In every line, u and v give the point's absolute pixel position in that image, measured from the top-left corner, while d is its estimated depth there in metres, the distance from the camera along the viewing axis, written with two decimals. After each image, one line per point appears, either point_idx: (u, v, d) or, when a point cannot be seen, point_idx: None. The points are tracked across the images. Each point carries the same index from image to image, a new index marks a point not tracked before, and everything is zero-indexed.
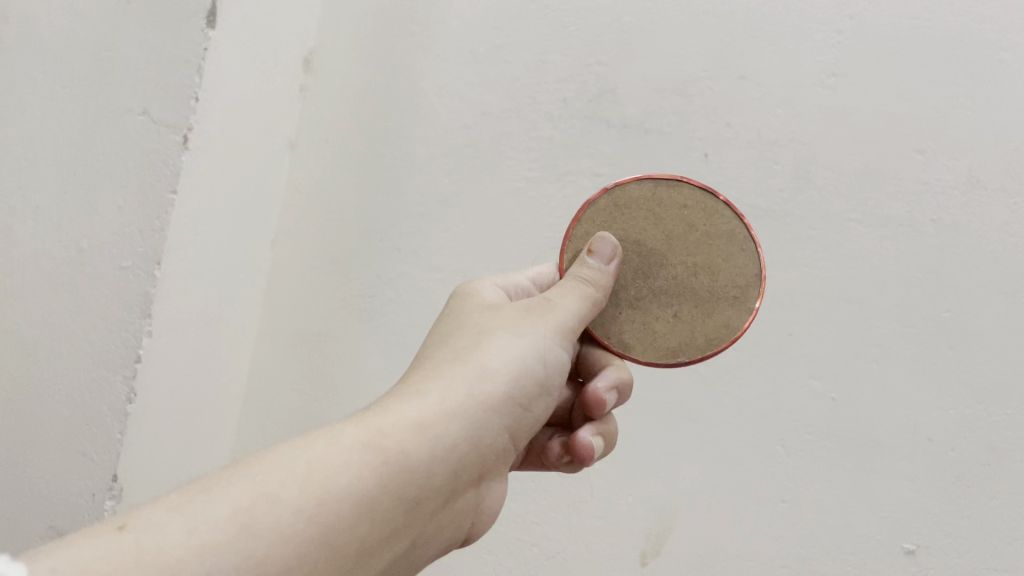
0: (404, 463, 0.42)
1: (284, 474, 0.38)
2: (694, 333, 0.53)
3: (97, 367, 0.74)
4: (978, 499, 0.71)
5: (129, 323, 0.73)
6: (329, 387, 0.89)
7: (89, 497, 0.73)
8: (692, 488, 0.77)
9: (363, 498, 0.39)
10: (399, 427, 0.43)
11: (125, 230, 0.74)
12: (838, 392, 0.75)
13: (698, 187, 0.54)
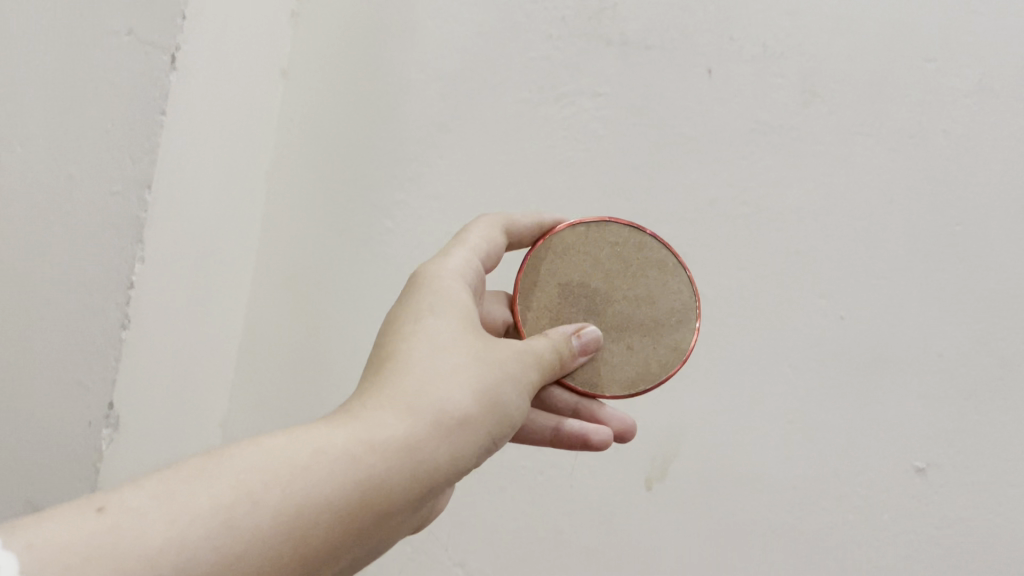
0: (402, 468, 0.40)
1: (271, 475, 0.36)
2: (649, 361, 0.55)
3: (91, 294, 0.74)
4: (991, 415, 0.69)
5: (122, 250, 0.73)
6: (325, 319, 0.88)
7: (85, 426, 0.74)
8: (697, 411, 0.75)
9: (347, 506, 0.38)
10: (398, 428, 0.40)
11: (113, 152, 0.73)
12: (847, 310, 0.73)
13: (624, 224, 0.57)
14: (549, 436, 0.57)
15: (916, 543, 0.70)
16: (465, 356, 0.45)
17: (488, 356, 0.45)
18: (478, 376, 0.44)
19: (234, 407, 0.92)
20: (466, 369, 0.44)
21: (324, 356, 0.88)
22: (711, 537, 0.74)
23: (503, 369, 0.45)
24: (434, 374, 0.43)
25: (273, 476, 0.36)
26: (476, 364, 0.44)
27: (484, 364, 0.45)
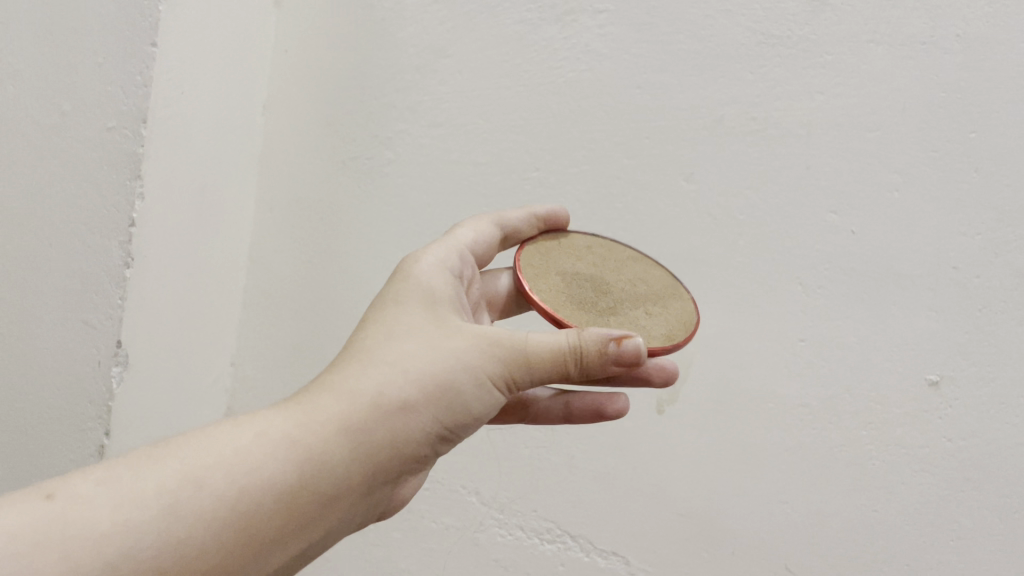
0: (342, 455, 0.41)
1: (218, 463, 0.38)
2: (671, 317, 0.54)
3: (91, 233, 0.74)
4: (1004, 325, 0.67)
5: (121, 185, 0.72)
6: (331, 249, 0.88)
7: (94, 365, 0.74)
8: (707, 335, 0.76)
9: (287, 490, 0.39)
10: (340, 414, 0.42)
11: (106, 87, 0.73)
12: (858, 226, 0.71)
13: (587, 235, 0.61)
14: (563, 410, 0.60)
15: (929, 453, 0.69)
16: (422, 342, 0.45)
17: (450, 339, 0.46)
18: (439, 358, 0.45)
19: (242, 345, 0.92)
20: (426, 354, 0.45)
21: (332, 288, 0.88)
22: (722, 456, 0.75)
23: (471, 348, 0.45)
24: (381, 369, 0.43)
25: (220, 461, 0.38)
26: (434, 346, 0.45)
27: (445, 346, 0.45)
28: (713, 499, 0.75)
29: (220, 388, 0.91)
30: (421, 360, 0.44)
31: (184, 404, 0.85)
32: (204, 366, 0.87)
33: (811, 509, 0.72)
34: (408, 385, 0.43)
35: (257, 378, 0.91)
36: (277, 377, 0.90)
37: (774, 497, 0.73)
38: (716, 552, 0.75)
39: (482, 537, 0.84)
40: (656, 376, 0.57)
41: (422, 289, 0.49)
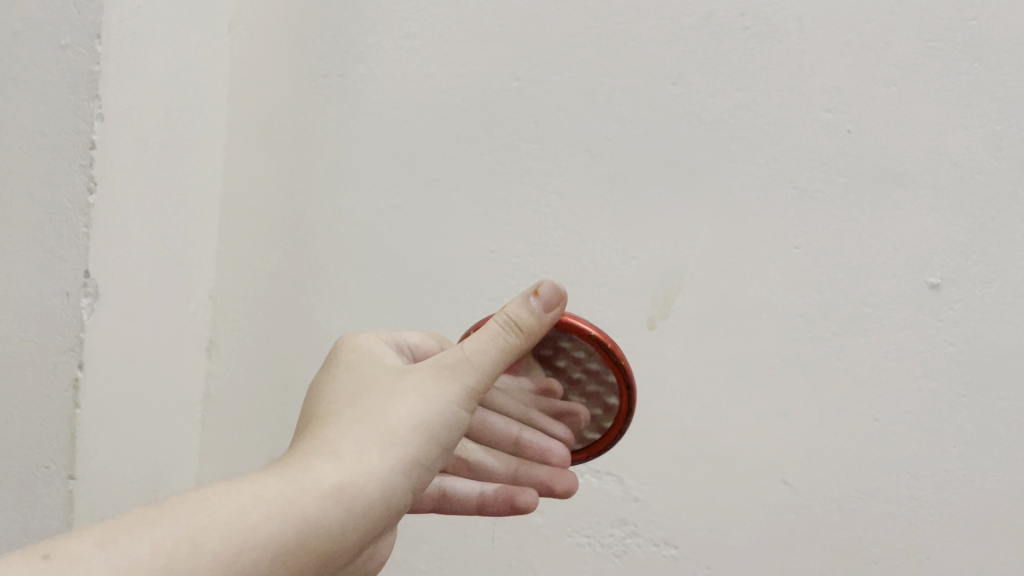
0: (326, 517, 0.39)
1: (211, 518, 0.37)
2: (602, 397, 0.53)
3: (52, 158, 0.71)
4: (1008, 223, 0.65)
5: (79, 106, 0.69)
6: (310, 175, 0.85)
7: (64, 296, 0.72)
8: (698, 247, 0.73)
9: (278, 553, 0.38)
10: (319, 479, 0.40)
11: (58, 3, 0.70)
12: (854, 124, 0.68)
13: None
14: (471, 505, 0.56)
15: (929, 357, 0.67)
16: (381, 403, 0.44)
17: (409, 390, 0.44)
18: (403, 407, 0.43)
19: (222, 277, 0.89)
20: (390, 406, 0.43)
21: (311, 213, 0.85)
22: (717, 371, 0.73)
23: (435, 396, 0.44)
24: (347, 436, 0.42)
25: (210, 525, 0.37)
26: (397, 397, 0.44)
27: (409, 394, 0.44)
28: (708, 415, 0.73)
29: (199, 321, 0.89)
30: (385, 412, 0.43)
31: (164, 338, 0.83)
32: (185, 299, 0.85)
33: (807, 419, 0.71)
34: (378, 438, 0.42)
35: (239, 309, 0.89)
36: (260, 307, 0.88)
37: (771, 410, 0.72)
38: (712, 468, 0.74)
39: None
40: (558, 484, 0.56)
41: (367, 358, 0.48)
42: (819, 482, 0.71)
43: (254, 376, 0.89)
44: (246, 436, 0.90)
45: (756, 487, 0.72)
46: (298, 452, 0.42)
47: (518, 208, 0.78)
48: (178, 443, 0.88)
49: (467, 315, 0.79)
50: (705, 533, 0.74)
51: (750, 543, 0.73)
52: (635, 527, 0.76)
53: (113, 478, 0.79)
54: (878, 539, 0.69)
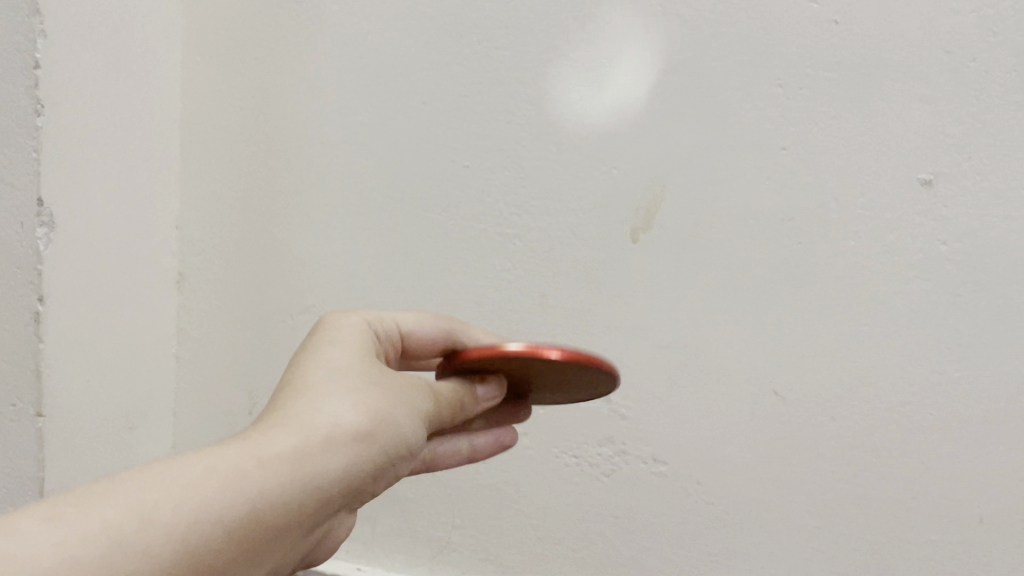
0: (300, 479, 0.39)
1: (186, 476, 0.36)
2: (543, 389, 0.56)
3: None
4: (1002, 113, 0.63)
5: (20, 24, 0.66)
6: (272, 94, 0.81)
7: (18, 226, 0.69)
8: (681, 155, 0.70)
9: (254, 512, 0.37)
10: (292, 444, 0.40)
11: None
12: (840, 15, 0.65)
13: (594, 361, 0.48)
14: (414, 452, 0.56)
15: (922, 258, 0.66)
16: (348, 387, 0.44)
17: (349, 393, 0.44)
18: (341, 402, 0.43)
19: (188, 205, 0.86)
20: (331, 402, 0.43)
21: (277, 136, 0.81)
22: (704, 281, 0.71)
23: (372, 394, 0.45)
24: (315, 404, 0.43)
25: (165, 492, 0.35)
26: (336, 395, 0.44)
27: (348, 391, 0.44)
28: (696, 328, 0.72)
29: (166, 252, 0.85)
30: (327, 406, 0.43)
31: (130, 267, 0.80)
32: (152, 229, 0.82)
33: (797, 327, 0.70)
34: (322, 426, 0.42)
35: (206, 239, 0.85)
36: (228, 236, 0.85)
37: (760, 319, 0.70)
38: (700, 382, 0.73)
39: None
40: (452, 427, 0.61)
41: (334, 346, 0.49)
42: (808, 391, 0.70)
43: (226, 309, 0.86)
44: (221, 370, 0.87)
45: (746, 396, 0.72)
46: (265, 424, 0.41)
47: (493, 121, 0.75)
48: (150, 380, 0.86)
49: (445, 236, 0.77)
50: (695, 447, 0.74)
51: (741, 456, 0.73)
52: (624, 445, 0.76)
53: (85, 414, 0.77)
54: (870, 445, 0.69)
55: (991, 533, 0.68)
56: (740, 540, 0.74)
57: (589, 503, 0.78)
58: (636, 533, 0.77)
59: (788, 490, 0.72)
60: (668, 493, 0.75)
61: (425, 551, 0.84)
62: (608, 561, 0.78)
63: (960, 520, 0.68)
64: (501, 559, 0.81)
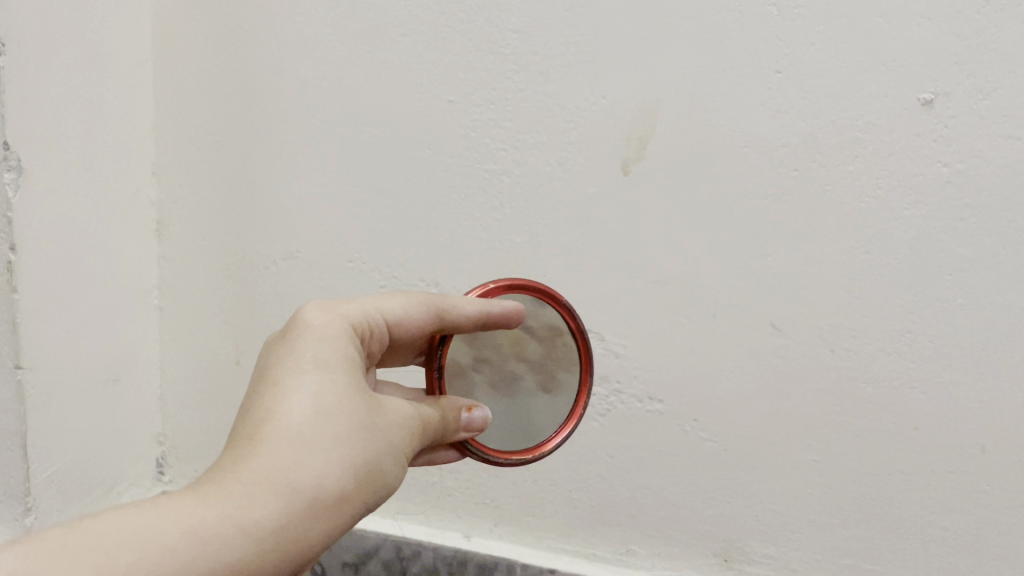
0: (274, 546, 0.41)
1: (146, 561, 0.37)
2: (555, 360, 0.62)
3: None
4: (1006, 26, 0.61)
5: None
6: (244, 30, 0.78)
7: None
8: (672, 81, 0.68)
9: None
10: (279, 503, 0.42)
11: None
12: None
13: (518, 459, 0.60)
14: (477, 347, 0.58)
15: (924, 182, 0.64)
16: (351, 420, 0.46)
17: (360, 429, 0.46)
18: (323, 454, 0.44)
19: (163, 151, 0.83)
20: (316, 452, 0.44)
21: (251, 74, 0.78)
22: (697, 214, 0.69)
23: (378, 443, 0.47)
24: (312, 444, 0.44)
25: (135, 562, 0.37)
26: (321, 430, 0.44)
27: (337, 429, 0.45)
28: (691, 262, 0.70)
29: (144, 200, 0.83)
30: (312, 453, 0.44)
31: (105, 215, 0.78)
32: (127, 176, 0.80)
33: (793, 259, 0.68)
34: (315, 478, 0.43)
35: (185, 186, 0.83)
36: (206, 182, 0.82)
37: (755, 251, 0.69)
38: (696, 317, 0.72)
39: None
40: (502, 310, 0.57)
41: (333, 363, 0.48)
42: (805, 323, 0.69)
43: (209, 258, 0.84)
44: (207, 320, 0.86)
45: (743, 330, 0.71)
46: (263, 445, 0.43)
47: (476, 52, 0.72)
48: (132, 332, 0.84)
49: (431, 176, 0.75)
50: (692, 383, 0.73)
51: (738, 391, 0.72)
52: (619, 385, 0.75)
53: (65, 368, 0.75)
54: (870, 376, 0.69)
55: (993, 462, 0.68)
56: (738, 473, 0.74)
57: (584, 443, 0.77)
58: (632, 471, 0.77)
59: (786, 423, 0.72)
60: (662, 431, 0.75)
61: (420, 496, 0.84)
62: (606, 500, 0.78)
63: (961, 449, 0.68)
64: (496, 502, 0.81)
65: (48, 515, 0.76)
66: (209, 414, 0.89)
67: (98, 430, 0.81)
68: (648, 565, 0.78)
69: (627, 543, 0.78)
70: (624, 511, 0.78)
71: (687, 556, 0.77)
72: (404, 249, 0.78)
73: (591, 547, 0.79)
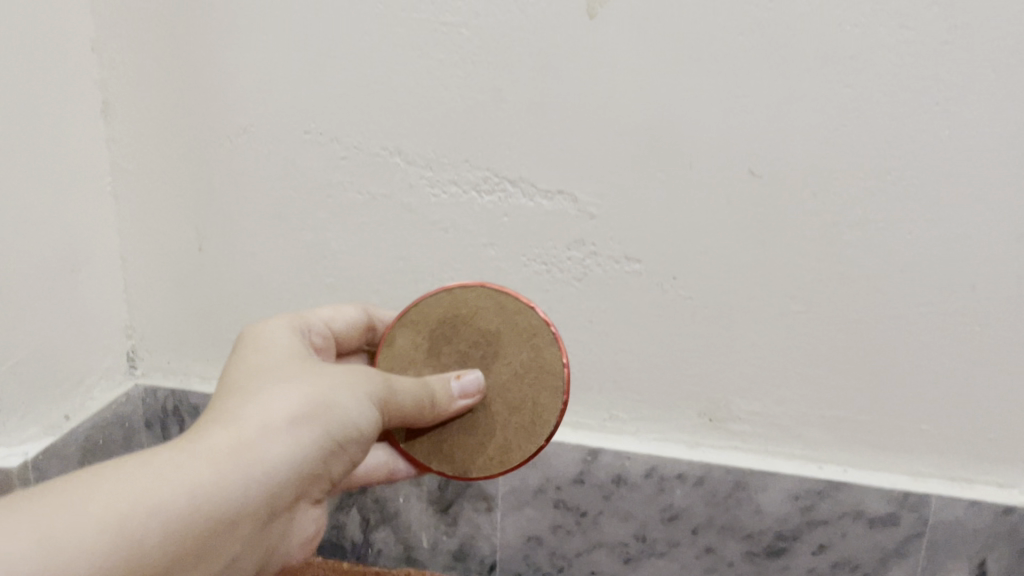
0: (249, 470, 0.42)
1: (105, 495, 0.37)
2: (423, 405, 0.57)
3: None
4: None
5: None
6: None
7: None
8: None
9: (194, 511, 0.39)
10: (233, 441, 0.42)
11: None
12: None
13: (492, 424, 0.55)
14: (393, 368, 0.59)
15: (907, 6, 0.60)
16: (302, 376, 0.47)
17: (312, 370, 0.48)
18: (291, 400, 0.45)
19: (101, 24, 0.78)
20: (275, 392, 0.45)
21: None
22: (668, 57, 0.65)
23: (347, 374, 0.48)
24: (266, 389, 0.45)
25: (103, 497, 0.37)
26: (299, 406, 0.45)
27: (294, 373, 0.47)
28: (664, 110, 0.67)
29: (85, 79, 0.78)
30: (276, 450, 0.43)
31: (44, 95, 0.73)
32: (63, 50, 0.75)
33: (771, 99, 0.64)
34: (281, 407, 0.44)
35: (128, 61, 0.78)
36: (150, 56, 0.77)
37: (731, 93, 0.65)
38: (672, 169, 0.68)
39: (415, 203, 0.76)
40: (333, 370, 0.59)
41: (265, 354, 0.49)
42: (787, 168, 0.66)
43: (161, 139, 0.80)
44: (166, 204, 0.83)
45: (719, 179, 0.67)
46: (216, 415, 0.44)
47: None
48: (86, 219, 0.81)
49: (385, 33, 0.71)
50: (670, 239, 0.70)
51: (717, 244, 0.69)
52: (594, 248, 0.72)
53: (16, 258, 0.72)
54: (855, 219, 0.66)
55: (982, 300, 0.66)
56: (720, 331, 0.72)
57: (562, 310, 0.75)
58: (612, 334, 0.75)
59: (769, 276, 0.69)
60: (641, 292, 0.73)
61: None
62: (586, 366, 0.77)
63: (949, 289, 0.66)
64: None
65: (14, 411, 0.74)
66: (178, 301, 0.87)
67: (59, 321, 0.78)
68: (632, 429, 0.78)
69: (610, 410, 0.78)
70: (606, 375, 0.76)
71: (672, 418, 0.76)
72: (364, 116, 0.74)
73: (573, 416, 0.79)
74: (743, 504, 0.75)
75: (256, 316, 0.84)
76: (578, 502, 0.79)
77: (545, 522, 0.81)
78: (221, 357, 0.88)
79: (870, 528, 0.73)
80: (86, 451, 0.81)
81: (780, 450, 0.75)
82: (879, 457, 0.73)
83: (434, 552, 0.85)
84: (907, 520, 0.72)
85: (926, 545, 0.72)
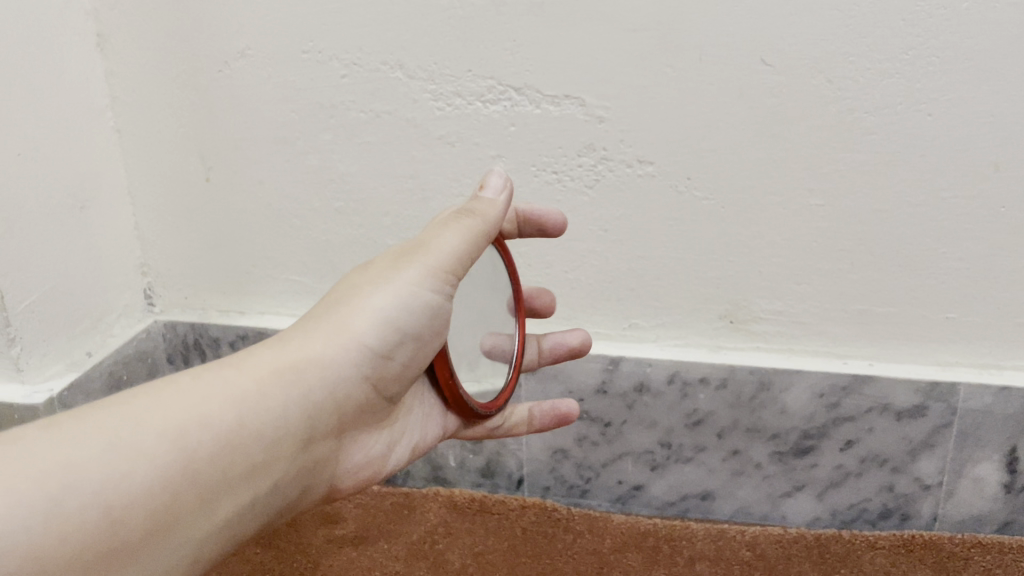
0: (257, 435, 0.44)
1: (162, 406, 0.41)
2: None
3: None
4: None
5: None
6: None
7: None
8: None
9: (221, 457, 0.42)
10: (249, 414, 0.43)
11: None
12: None
13: None
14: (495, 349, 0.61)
15: None
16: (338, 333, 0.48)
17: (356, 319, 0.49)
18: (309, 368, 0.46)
19: None
20: (296, 361, 0.46)
21: None
22: None
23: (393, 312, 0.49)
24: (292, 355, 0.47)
25: (161, 412, 0.41)
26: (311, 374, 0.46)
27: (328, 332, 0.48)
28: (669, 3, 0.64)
29: (78, 9, 0.77)
30: (277, 408, 0.45)
31: (37, 27, 0.72)
32: None
33: None
34: (293, 375, 0.46)
35: None
36: None
37: None
38: (680, 65, 0.66)
39: (419, 118, 0.74)
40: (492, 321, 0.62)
41: (339, 299, 0.50)
42: (799, 54, 0.63)
43: (160, 68, 0.79)
44: (172, 135, 0.82)
45: (729, 72, 0.65)
46: (239, 378, 0.44)
47: None
48: (91, 154, 0.80)
49: None
50: (682, 138, 0.68)
51: (729, 140, 0.67)
52: (605, 152, 0.71)
53: (23, 193, 0.72)
54: (872, 103, 0.63)
55: (1004, 180, 0.64)
56: (737, 230, 0.70)
57: (576, 219, 0.74)
58: (627, 241, 0.73)
59: (785, 169, 0.67)
60: (654, 194, 0.71)
61: None
62: (604, 275, 0.75)
63: (970, 170, 0.64)
64: None
65: (35, 348, 0.75)
66: (191, 234, 0.86)
67: (74, 257, 0.78)
68: (652, 337, 0.77)
69: (630, 318, 0.77)
70: (624, 284, 0.75)
71: (692, 322, 0.75)
72: (361, 29, 0.72)
73: (592, 327, 0.78)
74: (769, 405, 0.75)
75: (269, 244, 0.84)
76: (602, 413, 0.79)
77: (570, 435, 0.81)
78: (238, 287, 0.87)
79: (897, 421, 0.72)
80: (110, 386, 0.81)
81: (805, 348, 0.74)
82: (905, 350, 0.71)
83: (463, 470, 0.86)
84: (934, 410, 0.71)
85: (955, 434, 0.72)
